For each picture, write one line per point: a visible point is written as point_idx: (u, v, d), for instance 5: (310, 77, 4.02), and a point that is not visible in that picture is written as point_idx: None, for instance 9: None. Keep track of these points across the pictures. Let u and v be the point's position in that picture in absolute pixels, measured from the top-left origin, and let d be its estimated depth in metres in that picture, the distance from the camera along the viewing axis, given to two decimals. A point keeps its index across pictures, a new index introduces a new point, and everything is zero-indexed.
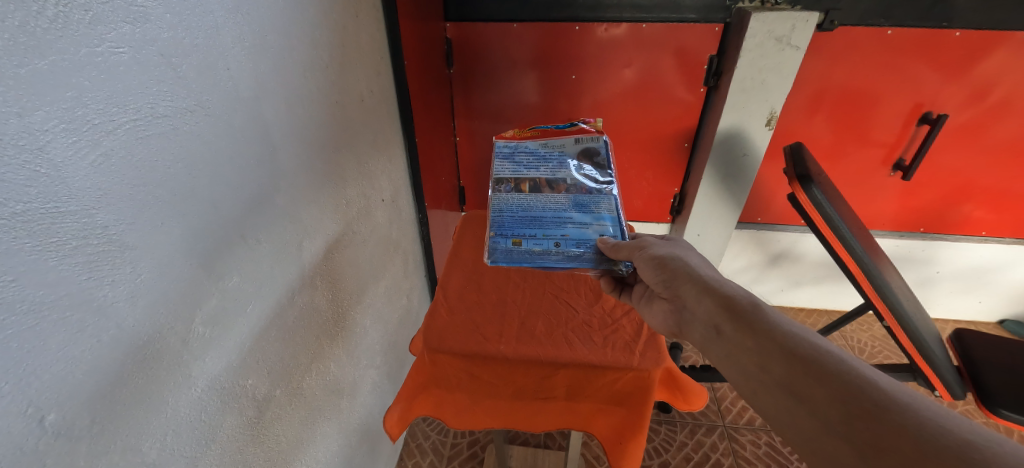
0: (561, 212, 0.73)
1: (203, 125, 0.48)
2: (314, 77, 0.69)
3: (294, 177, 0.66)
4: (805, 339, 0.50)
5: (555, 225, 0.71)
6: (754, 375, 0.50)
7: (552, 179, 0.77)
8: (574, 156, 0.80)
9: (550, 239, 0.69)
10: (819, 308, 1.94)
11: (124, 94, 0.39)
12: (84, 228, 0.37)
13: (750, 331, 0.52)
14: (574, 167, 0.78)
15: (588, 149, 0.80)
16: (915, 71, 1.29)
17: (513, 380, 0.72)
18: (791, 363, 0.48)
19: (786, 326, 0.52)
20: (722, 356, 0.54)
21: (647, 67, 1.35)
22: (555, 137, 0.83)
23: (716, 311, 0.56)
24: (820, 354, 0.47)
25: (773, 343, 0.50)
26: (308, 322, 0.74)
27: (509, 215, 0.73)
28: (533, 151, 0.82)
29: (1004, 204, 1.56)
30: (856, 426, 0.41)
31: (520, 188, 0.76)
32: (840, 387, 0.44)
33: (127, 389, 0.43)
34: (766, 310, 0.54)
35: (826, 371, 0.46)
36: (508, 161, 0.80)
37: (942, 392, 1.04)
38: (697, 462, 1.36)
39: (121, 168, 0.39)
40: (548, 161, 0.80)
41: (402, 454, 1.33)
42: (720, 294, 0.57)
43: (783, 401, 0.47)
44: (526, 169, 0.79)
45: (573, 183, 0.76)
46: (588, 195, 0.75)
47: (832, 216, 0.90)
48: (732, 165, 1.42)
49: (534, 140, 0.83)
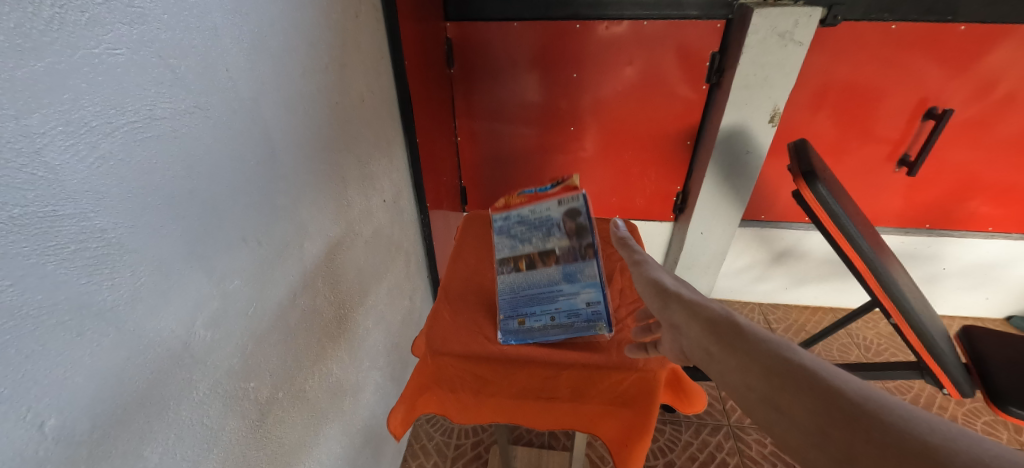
0: (555, 282, 0.75)
1: (203, 127, 0.47)
2: (315, 77, 0.69)
3: (295, 179, 0.66)
4: (787, 351, 0.43)
5: (550, 297, 0.74)
6: (744, 396, 0.43)
7: (544, 250, 0.78)
8: (559, 221, 0.80)
9: (547, 312, 0.72)
10: (824, 306, 1.93)
11: (121, 95, 0.39)
12: (83, 232, 0.37)
13: (733, 352, 0.45)
14: (560, 231, 0.79)
15: (572, 209, 0.80)
16: (919, 66, 1.28)
17: (516, 382, 0.71)
18: (776, 384, 0.40)
19: (773, 342, 0.44)
20: (715, 383, 0.47)
21: (649, 65, 1.34)
22: (543, 200, 0.84)
23: (702, 333, 0.49)
24: (802, 367, 0.40)
25: (755, 358, 0.43)
26: (309, 323, 0.73)
27: (512, 296, 0.76)
28: (526, 223, 0.83)
29: (1010, 199, 1.54)
30: (851, 446, 0.34)
31: (518, 268, 0.79)
32: (838, 410, 0.36)
33: (128, 393, 0.42)
34: (754, 329, 0.46)
35: (809, 386, 0.39)
36: (506, 240, 0.83)
37: (953, 390, 1.01)
38: (703, 461, 1.36)
39: (119, 170, 0.39)
40: (537, 229, 0.81)
41: (406, 455, 1.33)
42: (706, 316, 0.51)
43: (770, 420, 0.40)
44: (521, 244, 0.81)
45: (561, 251, 0.77)
46: (576, 262, 0.76)
47: (838, 213, 0.89)
48: (735, 163, 1.41)
49: (523, 208, 0.85)
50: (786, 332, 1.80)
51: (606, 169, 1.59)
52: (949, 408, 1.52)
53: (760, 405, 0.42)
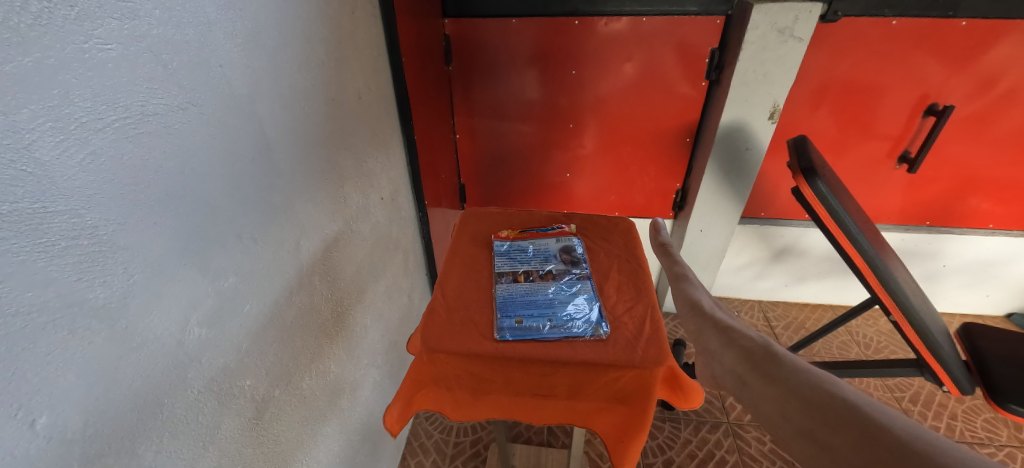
0: (552, 294, 0.77)
1: (196, 123, 0.47)
2: (311, 74, 0.69)
3: (291, 176, 0.65)
4: (825, 384, 0.45)
5: (547, 305, 0.75)
6: (776, 425, 0.46)
7: (542, 270, 0.82)
8: (556, 253, 0.86)
9: (544, 315, 0.73)
10: (824, 303, 1.92)
11: (112, 91, 0.39)
12: (74, 228, 0.37)
13: (767, 380, 0.48)
14: (557, 259, 0.85)
15: (568, 246, 0.88)
16: (920, 62, 1.27)
17: (512, 379, 0.70)
18: (808, 411, 0.44)
19: (813, 372, 0.47)
20: (748, 408, 0.50)
21: (648, 61, 1.33)
22: (541, 238, 0.91)
23: (736, 361, 0.53)
24: (838, 400, 0.43)
25: (791, 390, 0.46)
26: (306, 321, 0.73)
27: (511, 299, 0.76)
28: (525, 249, 0.87)
29: (1011, 196, 1.54)
30: None
31: (517, 279, 0.80)
32: (863, 437, 0.40)
33: (120, 391, 0.42)
34: (789, 358, 0.50)
35: (843, 416, 0.42)
36: (505, 257, 0.85)
37: (951, 387, 1.00)
38: (702, 459, 1.36)
39: (110, 167, 0.39)
40: (536, 256, 0.86)
41: (405, 453, 1.33)
42: (745, 346, 0.54)
43: (806, 452, 0.42)
44: (520, 263, 0.84)
45: (559, 271, 0.82)
46: (574, 279, 0.80)
47: (838, 209, 0.89)
48: (734, 159, 1.40)
49: (523, 238, 0.90)
50: (786, 329, 1.80)
51: (605, 166, 1.59)
52: (949, 406, 1.51)
53: (795, 438, 0.44)
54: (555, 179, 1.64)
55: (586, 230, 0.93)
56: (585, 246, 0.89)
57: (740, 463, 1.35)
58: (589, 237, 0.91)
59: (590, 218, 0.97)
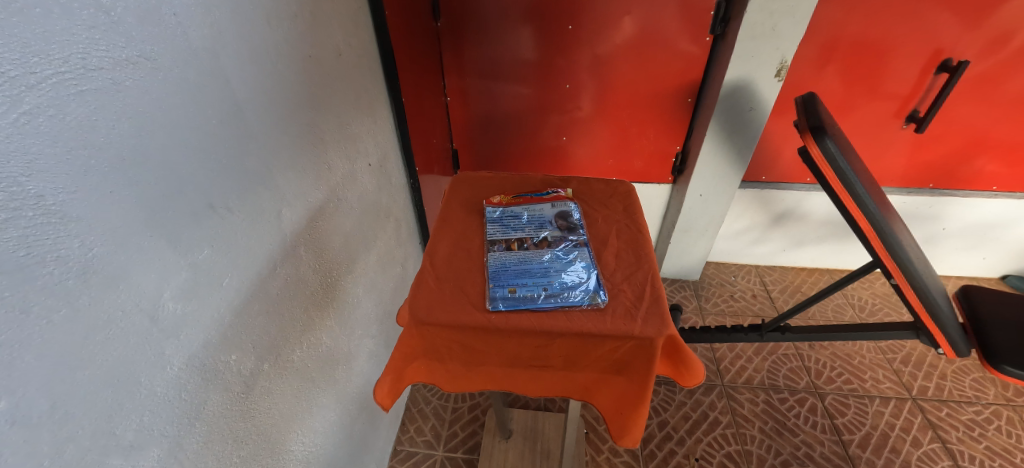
0: (547, 262, 0.74)
1: (151, 80, 0.43)
2: (281, 28, 0.63)
3: (266, 140, 0.61)
4: None
5: (543, 274, 0.72)
6: None
7: (537, 237, 0.79)
8: (552, 219, 0.83)
9: (539, 284, 0.70)
10: (821, 267, 1.92)
11: (45, 41, 0.34)
12: (13, 198, 0.33)
13: None
14: (553, 227, 0.81)
15: (564, 212, 0.84)
16: (935, 16, 1.21)
17: (506, 350, 0.69)
18: None
19: None
20: None
21: (649, 15, 1.25)
22: (535, 203, 0.87)
23: None
24: None
25: None
26: (293, 292, 0.71)
27: (505, 268, 0.73)
28: (518, 215, 0.84)
29: (1017, 158, 1.51)
30: None
31: (510, 247, 0.77)
32: None
33: (87, 372, 0.39)
34: None
35: None
36: (497, 224, 0.82)
37: (947, 350, 1.00)
38: (696, 420, 1.38)
39: (50, 128, 0.34)
40: (531, 223, 0.82)
41: (404, 419, 1.35)
42: None
43: None
44: (514, 231, 0.80)
45: (555, 238, 0.79)
46: (569, 247, 0.77)
47: (845, 170, 0.85)
48: (736, 120, 1.35)
49: (517, 205, 0.86)
50: (782, 293, 1.81)
51: (603, 129, 1.53)
52: (939, 366, 1.53)
53: None
54: (551, 143, 1.59)
55: (583, 194, 0.90)
56: (582, 211, 0.86)
57: (733, 424, 1.37)
58: (586, 202, 0.88)
59: (587, 182, 0.93)
